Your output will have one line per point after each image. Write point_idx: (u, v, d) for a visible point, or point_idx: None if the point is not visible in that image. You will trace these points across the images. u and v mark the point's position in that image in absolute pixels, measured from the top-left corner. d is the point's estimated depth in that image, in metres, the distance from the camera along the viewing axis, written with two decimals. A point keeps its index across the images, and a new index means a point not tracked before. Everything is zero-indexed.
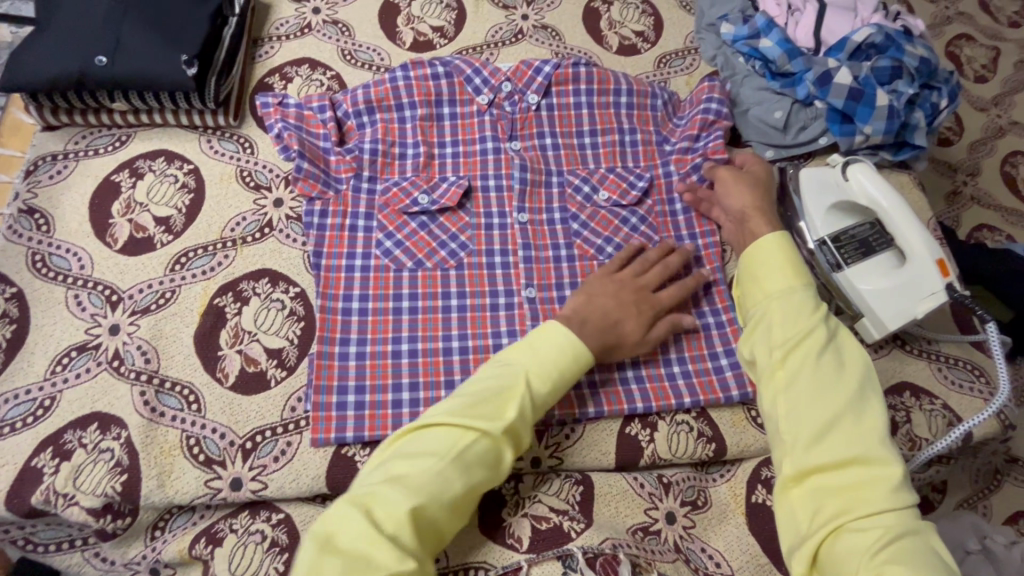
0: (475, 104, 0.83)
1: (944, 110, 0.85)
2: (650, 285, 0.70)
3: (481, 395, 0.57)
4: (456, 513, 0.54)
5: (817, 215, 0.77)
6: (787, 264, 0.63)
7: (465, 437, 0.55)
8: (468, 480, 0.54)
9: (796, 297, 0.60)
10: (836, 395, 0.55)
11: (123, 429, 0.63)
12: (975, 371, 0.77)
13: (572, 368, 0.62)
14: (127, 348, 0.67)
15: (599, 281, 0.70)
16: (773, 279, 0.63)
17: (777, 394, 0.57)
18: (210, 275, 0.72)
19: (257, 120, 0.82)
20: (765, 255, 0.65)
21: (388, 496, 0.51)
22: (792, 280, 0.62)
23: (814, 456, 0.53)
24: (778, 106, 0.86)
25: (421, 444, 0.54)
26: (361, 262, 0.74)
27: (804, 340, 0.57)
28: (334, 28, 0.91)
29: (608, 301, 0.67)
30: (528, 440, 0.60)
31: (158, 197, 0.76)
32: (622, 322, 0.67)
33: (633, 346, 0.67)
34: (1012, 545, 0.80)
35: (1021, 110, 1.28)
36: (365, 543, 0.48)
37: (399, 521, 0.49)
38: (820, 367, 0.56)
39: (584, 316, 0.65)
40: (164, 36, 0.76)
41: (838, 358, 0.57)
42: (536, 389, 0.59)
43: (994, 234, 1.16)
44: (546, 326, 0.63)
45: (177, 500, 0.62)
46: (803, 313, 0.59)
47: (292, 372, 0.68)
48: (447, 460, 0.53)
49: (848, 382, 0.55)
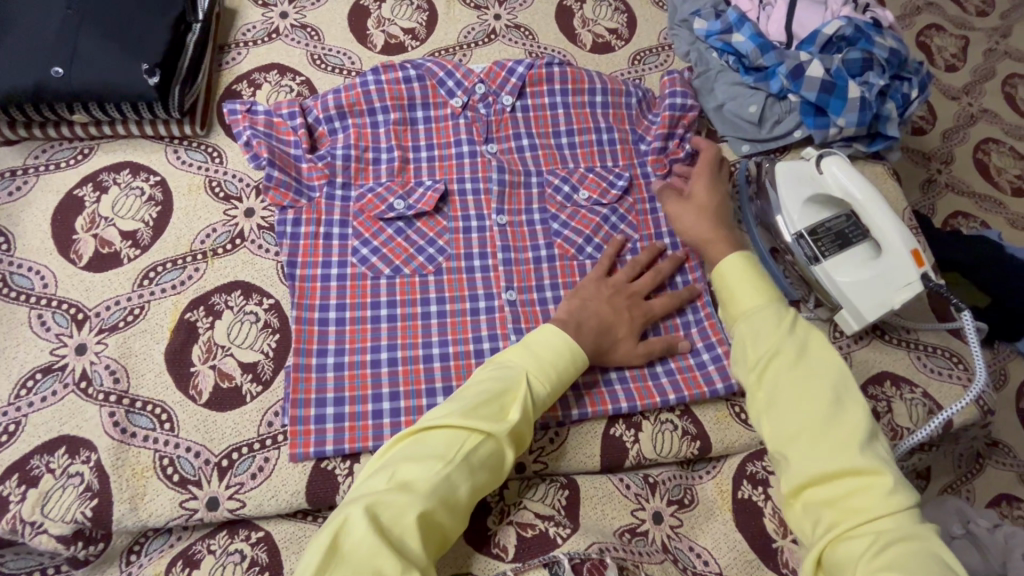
0: (449, 106, 0.82)
1: (916, 100, 0.86)
2: (641, 291, 0.72)
3: (485, 397, 0.56)
4: (460, 516, 0.52)
5: (794, 208, 0.76)
6: (753, 279, 0.63)
7: (470, 440, 0.54)
8: (472, 483, 0.53)
9: (766, 312, 0.60)
10: (816, 406, 0.54)
11: (93, 452, 0.61)
12: (953, 358, 0.77)
13: (570, 369, 0.62)
14: (95, 368, 0.65)
15: (593, 283, 0.71)
16: (742, 295, 0.63)
17: (760, 411, 0.57)
18: (181, 289, 0.70)
19: (226, 128, 0.80)
20: (728, 273, 0.65)
21: (393, 501, 0.48)
22: (761, 296, 0.62)
23: (803, 469, 0.53)
24: (752, 100, 0.86)
25: (426, 446, 0.53)
26: (338, 271, 0.72)
27: (777, 354, 0.57)
28: (303, 32, 0.90)
29: (603, 305, 0.69)
30: (529, 442, 0.59)
31: (125, 211, 0.74)
32: (616, 326, 0.68)
33: (627, 355, 0.68)
34: (996, 528, 0.81)
35: (991, 98, 1.30)
36: (367, 551, 0.45)
37: (406, 526, 0.48)
38: (797, 380, 0.56)
39: (579, 321, 0.66)
40: (124, 44, 0.74)
41: (814, 368, 0.57)
42: (537, 391, 0.59)
43: (969, 221, 1.17)
44: (544, 329, 0.63)
45: (152, 523, 0.60)
46: (773, 329, 0.59)
47: (267, 386, 0.66)
48: (453, 464, 0.52)
49: (828, 390, 0.55)
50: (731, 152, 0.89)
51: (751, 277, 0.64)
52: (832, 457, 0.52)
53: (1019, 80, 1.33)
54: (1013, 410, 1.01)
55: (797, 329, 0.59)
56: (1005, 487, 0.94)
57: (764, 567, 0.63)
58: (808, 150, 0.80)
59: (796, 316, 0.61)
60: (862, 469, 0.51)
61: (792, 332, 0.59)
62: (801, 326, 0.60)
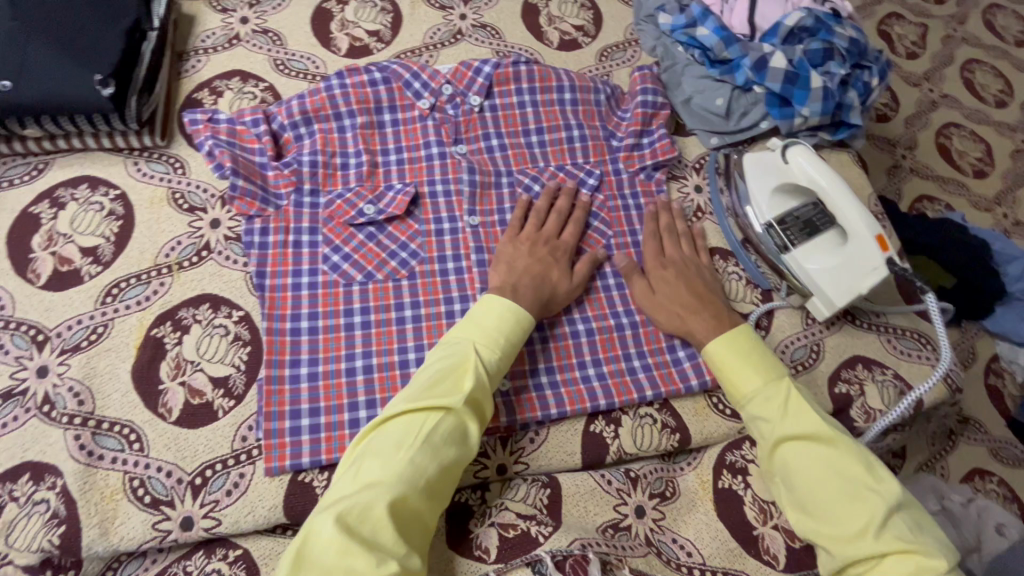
0: (416, 108, 0.81)
1: (876, 89, 0.88)
2: (552, 233, 0.74)
3: (437, 375, 0.58)
4: (434, 497, 0.54)
5: (762, 200, 0.79)
6: (749, 360, 0.65)
7: (430, 419, 0.55)
8: (439, 460, 0.54)
9: (762, 397, 0.62)
10: (830, 488, 0.56)
11: (59, 477, 0.59)
12: (922, 339, 0.79)
13: (517, 332, 0.63)
14: (58, 391, 0.63)
15: (509, 245, 0.72)
16: (738, 380, 0.64)
17: (784, 498, 0.60)
18: (146, 304, 0.68)
19: (187, 138, 0.79)
20: (717, 360, 0.66)
21: (358, 502, 0.49)
22: (757, 381, 0.63)
23: (832, 555, 0.55)
24: (719, 93, 0.87)
25: (387, 436, 0.54)
26: (308, 279, 0.71)
27: (781, 440, 0.60)
28: (264, 37, 0.88)
29: (526, 260, 0.71)
30: (491, 409, 0.60)
31: (83, 226, 0.72)
32: (548, 273, 0.70)
33: (567, 290, 0.71)
34: (969, 503, 0.83)
35: (951, 84, 1.33)
36: (337, 555, 0.46)
37: (377, 521, 0.49)
38: (805, 463, 0.58)
39: (514, 285, 0.67)
40: (74, 54, 0.72)
41: (820, 448, 0.58)
42: (487, 358, 0.60)
43: (934, 204, 1.20)
44: (484, 300, 0.64)
45: (123, 547, 0.58)
46: (771, 415, 0.61)
47: (240, 401, 0.65)
48: (415, 447, 0.53)
49: (838, 470, 0.57)
50: (700, 145, 0.90)
51: (742, 360, 0.65)
52: (855, 539, 0.53)
53: (977, 65, 1.37)
54: (982, 386, 1.04)
55: (793, 409, 0.61)
56: (978, 462, 0.96)
57: (746, 556, 0.64)
58: (774, 141, 0.82)
59: (792, 394, 0.62)
60: (886, 544, 0.52)
61: (790, 414, 0.61)
62: (798, 404, 0.61)
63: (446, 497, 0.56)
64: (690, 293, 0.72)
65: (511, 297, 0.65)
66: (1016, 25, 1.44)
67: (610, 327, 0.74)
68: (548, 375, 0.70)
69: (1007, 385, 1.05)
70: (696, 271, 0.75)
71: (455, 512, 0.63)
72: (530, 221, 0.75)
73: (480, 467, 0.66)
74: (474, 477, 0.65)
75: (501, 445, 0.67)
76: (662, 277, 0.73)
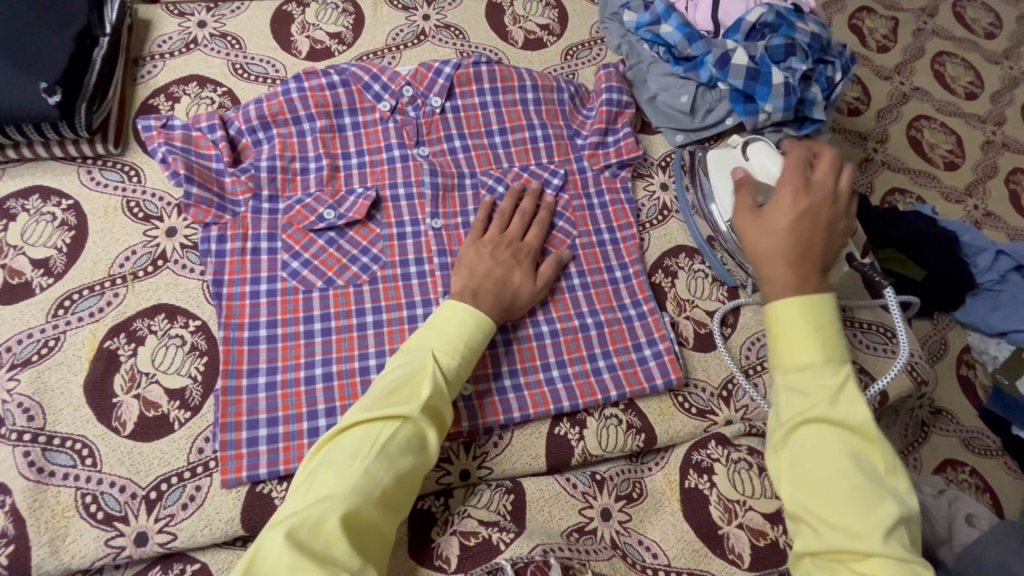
0: (377, 111, 0.80)
1: (839, 83, 0.88)
2: (515, 236, 0.73)
3: (395, 382, 0.57)
4: (390, 508, 0.53)
5: (724, 197, 0.76)
6: (809, 330, 0.55)
7: (387, 428, 0.54)
8: (395, 470, 0.53)
9: (814, 372, 0.54)
10: (848, 480, 0.50)
11: (8, 495, 0.58)
12: (887, 332, 0.80)
13: (477, 337, 0.62)
14: (7, 407, 0.62)
15: (471, 248, 0.71)
16: (792, 345, 0.56)
17: (780, 470, 0.53)
18: (99, 316, 0.67)
19: (142, 145, 0.77)
20: (785, 316, 0.57)
21: (311, 516, 0.48)
22: (816, 354, 0.54)
23: (816, 538, 0.49)
24: (683, 90, 0.87)
25: (343, 447, 0.53)
26: (267, 286, 0.70)
27: (817, 419, 0.52)
28: (222, 41, 0.87)
29: (487, 263, 0.69)
30: (451, 416, 0.59)
31: (35, 237, 0.70)
32: (509, 277, 0.69)
33: (530, 292, 0.70)
34: (940, 494, 0.83)
35: (922, 76, 1.34)
36: (287, 571, 0.45)
37: (330, 536, 0.48)
38: (830, 450, 0.51)
39: (475, 289, 0.66)
40: (19, 62, 0.70)
41: (852, 439, 0.52)
42: (445, 364, 0.60)
43: (905, 197, 1.21)
44: (444, 306, 0.64)
45: (75, 565, 0.57)
46: (818, 393, 0.53)
47: (197, 412, 0.64)
48: (371, 457, 0.52)
49: (861, 466, 0.51)
50: (666, 143, 0.90)
51: (811, 326, 0.56)
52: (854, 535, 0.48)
53: (947, 58, 1.38)
54: (954, 377, 1.05)
55: (846, 395, 0.53)
56: (950, 453, 0.97)
57: (712, 555, 0.64)
58: (735, 138, 0.81)
59: (850, 380, 0.54)
60: (888, 551, 0.47)
61: (840, 399, 0.53)
62: (852, 391, 0.53)
63: (403, 507, 0.55)
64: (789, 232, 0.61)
65: (471, 302, 0.64)
66: (985, 17, 1.45)
67: (574, 327, 0.73)
68: (511, 379, 0.69)
69: (979, 375, 1.06)
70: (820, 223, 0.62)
71: (417, 520, 0.62)
72: (493, 223, 0.74)
73: (443, 474, 0.65)
74: (437, 483, 0.64)
75: (464, 450, 0.67)
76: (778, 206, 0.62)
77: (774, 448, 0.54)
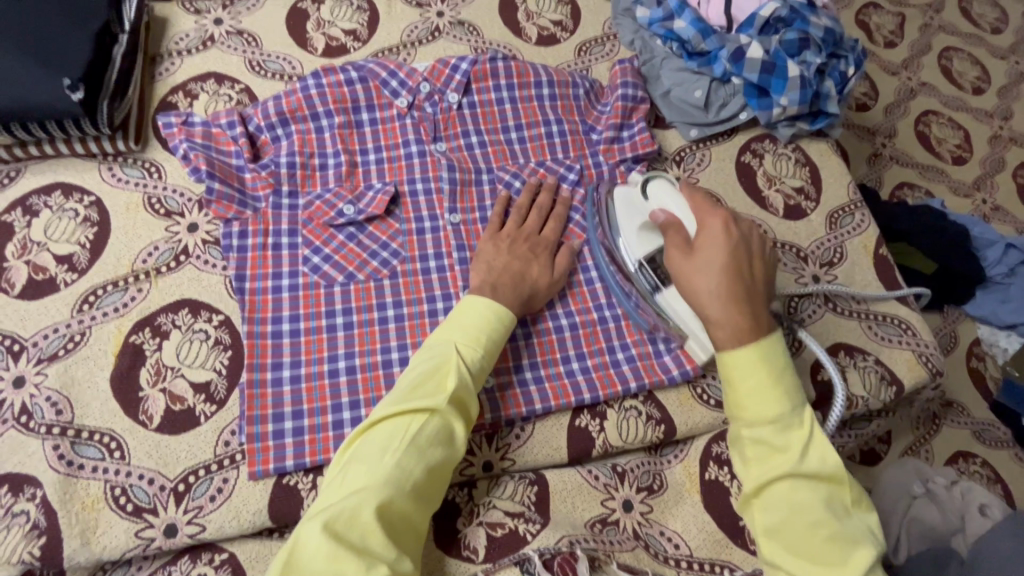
0: (394, 107, 0.81)
1: (853, 77, 0.88)
2: (533, 230, 0.74)
3: (420, 376, 0.57)
4: (422, 499, 0.53)
5: (631, 236, 0.70)
6: (769, 383, 0.55)
7: (415, 421, 0.54)
8: (425, 462, 0.53)
9: (776, 426, 0.54)
10: (823, 528, 0.51)
11: (38, 488, 0.58)
12: (902, 325, 0.80)
13: (499, 330, 0.63)
14: (36, 401, 0.62)
15: (490, 243, 0.72)
16: (751, 396, 0.55)
17: (756, 518, 0.54)
18: (124, 311, 0.68)
19: (162, 142, 0.78)
20: (739, 368, 0.56)
21: (346, 508, 0.49)
22: (780, 406, 0.55)
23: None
24: (697, 85, 0.87)
25: (374, 440, 0.53)
26: (289, 281, 0.70)
27: (787, 474, 0.53)
28: (239, 38, 0.87)
29: (506, 258, 0.70)
30: (476, 408, 0.60)
31: (58, 233, 0.71)
32: (527, 270, 0.70)
33: (548, 284, 0.71)
34: (952, 485, 0.82)
35: (929, 72, 1.35)
36: (325, 561, 0.46)
37: (366, 527, 0.48)
38: (804, 499, 0.52)
39: (495, 282, 0.66)
40: (42, 60, 0.70)
41: (823, 488, 0.53)
42: (469, 357, 0.60)
43: (914, 190, 1.21)
44: (466, 300, 0.64)
45: (106, 557, 0.58)
46: (787, 446, 0.54)
47: (222, 405, 0.65)
48: (402, 449, 0.52)
49: (832, 510, 0.52)
50: (680, 137, 0.90)
51: (765, 376, 0.55)
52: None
53: (954, 53, 1.38)
54: (964, 370, 1.05)
55: (813, 446, 0.54)
56: (962, 445, 0.97)
57: (732, 545, 0.65)
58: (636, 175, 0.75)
59: (813, 430, 0.55)
60: None
61: (809, 452, 0.54)
62: (817, 441, 0.54)
63: (433, 499, 0.55)
64: (726, 270, 0.59)
65: (491, 296, 0.65)
66: (991, 13, 1.46)
67: (593, 320, 0.74)
68: (532, 371, 0.70)
69: (989, 368, 1.06)
70: (748, 253, 0.62)
71: (442, 512, 0.63)
72: (511, 217, 0.75)
73: (467, 465, 0.66)
74: (460, 474, 0.65)
75: (487, 442, 0.68)
76: (716, 244, 0.61)
77: (749, 497, 0.55)
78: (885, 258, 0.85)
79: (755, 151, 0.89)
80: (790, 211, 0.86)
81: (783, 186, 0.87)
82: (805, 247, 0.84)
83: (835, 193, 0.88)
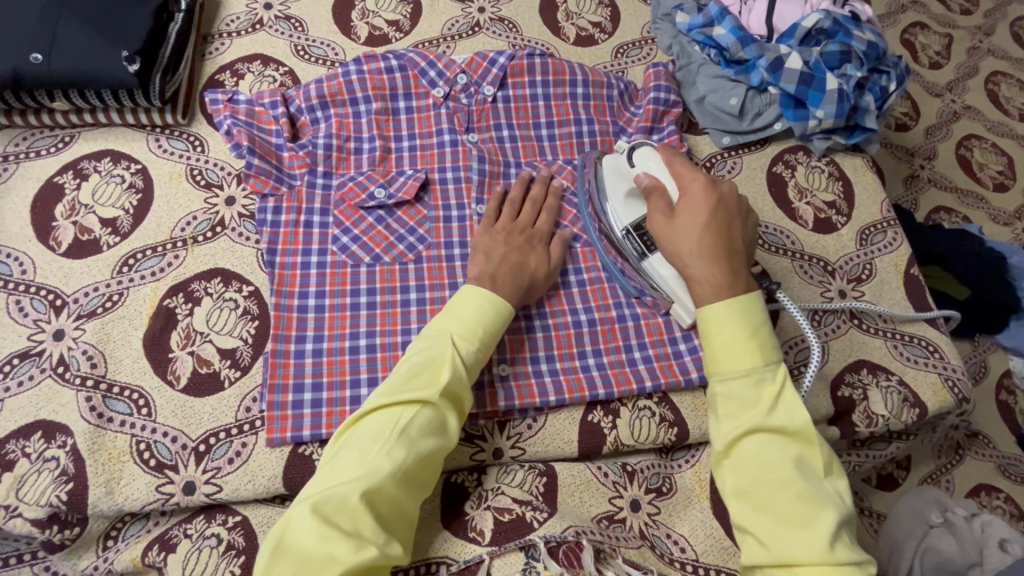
0: (431, 96, 0.83)
1: (894, 94, 0.87)
2: (527, 223, 0.74)
3: (413, 367, 0.58)
4: (410, 487, 0.54)
5: (618, 204, 0.73)
6: (747, 339, 0.57)
7: (408, 411, 0.55)
8: (416, 451, 0.54)
9: (751, 379, 0.55)
10: (791, 487, 0.51)
11: (69, 436, 0.61)
12: (929, 347, 0.78)
13: (494, 325, 0.63)
14: (73, 353, 0.65)
15: (484, 236, 0.71)
16: (729, 352, 0.57)
17: (728, 479, 0.55)
18: (160, 275, 0.70)
19: (207, 118, 0.81)
20: (717, 322, 0.58)
21: (335, 494, 0.50)
22: (754, 360, 0.56)
23: (765, 549, 0.50)
24: (733, 93, 0.87)
25: (365, 430, 0.54)
26: (318, 258, 0.72)
27: (756, 428, 0.53)
28: (286, 23, 0.90)
29: (503, 249, 0.70)
30: (470, 400, 0.60)
31: (104, 198, 0.74)
32: (525, 260, 0.70)
33: (545, 275, 0.71)
34: (972, 517, 0.78)
35: (974, 95, 1.31)
36: (316, 541, 0.48)
37: (354, 512, 0.49)
38: (770, 456, 0.52)
39: (494, 274, 0.67)
40: (102, 33, 0.74)
41: (793, 447, 0.53)
42: (464, 350, 0.60)
43: (951, 215, 1.18)
44: (463, 292, 0.64)
45: (127, 508, 0.60)
46: (758, 401, 0.54)
47: (246, 372, 0.67)
48: (391, 439, 0.53)
49: (802, 470, 0.52)
50: (712, 144, 0.89)
51: (740, 330, 0.57)
52: (799, 539, 0.49)
53: (1002, 78, 1.34)
54: (993, 402, 1.02)
55: (782, 402, 0.55)
56: (986, 478, 0.94)
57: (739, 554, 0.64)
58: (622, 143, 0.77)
59: (786, 386, 0.55)
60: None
61: (778, 406, 0.54)
62: (788, 395, 0.55)
63: (424, 486, 0.56)
64: (711, 233, 0.61)
65: (490, 287, 0.65)
66: None
67: (611, 317, 0.74)
68: (548, 363, 0.71)
69: (1019, 402, 1.03)
70: (732, 219, 0.63)
71: (451, 495, 0.64)
72: (505, 210, 0.74)
73: (477, 450, 0.67)
74: (470, 459, 0.66)
75: (499, 430, 0.68)
76: (701, 211, 0.63)
77: (719, 457, 0.55)
78: (917, 279, 0.83)
79: (788, 163, 0.88)
80: (820, 224, 0.85)
81: (814, 199, 0.86)
82: (833, 261, 0.83)
83: (867, 210, 0.87)
